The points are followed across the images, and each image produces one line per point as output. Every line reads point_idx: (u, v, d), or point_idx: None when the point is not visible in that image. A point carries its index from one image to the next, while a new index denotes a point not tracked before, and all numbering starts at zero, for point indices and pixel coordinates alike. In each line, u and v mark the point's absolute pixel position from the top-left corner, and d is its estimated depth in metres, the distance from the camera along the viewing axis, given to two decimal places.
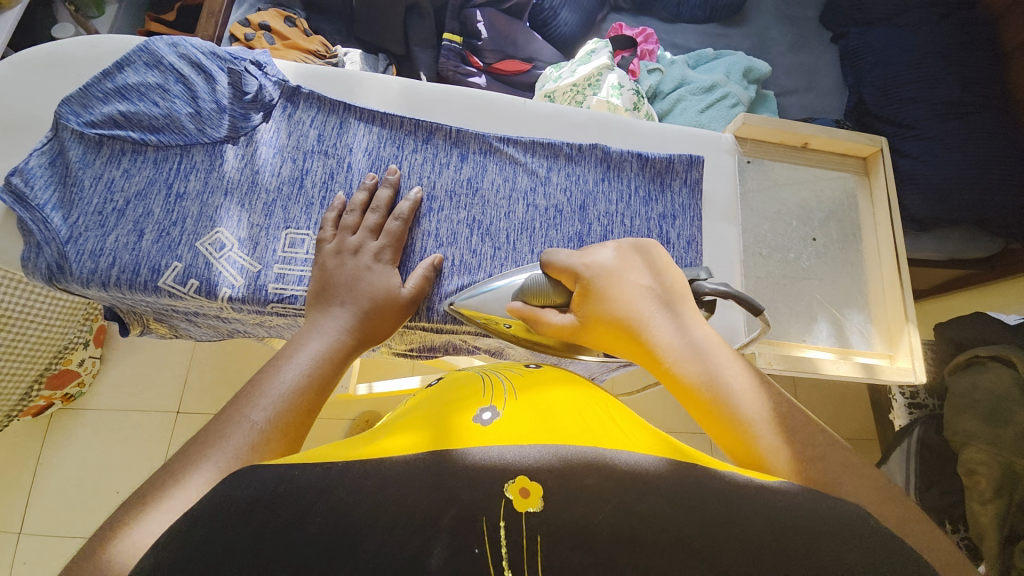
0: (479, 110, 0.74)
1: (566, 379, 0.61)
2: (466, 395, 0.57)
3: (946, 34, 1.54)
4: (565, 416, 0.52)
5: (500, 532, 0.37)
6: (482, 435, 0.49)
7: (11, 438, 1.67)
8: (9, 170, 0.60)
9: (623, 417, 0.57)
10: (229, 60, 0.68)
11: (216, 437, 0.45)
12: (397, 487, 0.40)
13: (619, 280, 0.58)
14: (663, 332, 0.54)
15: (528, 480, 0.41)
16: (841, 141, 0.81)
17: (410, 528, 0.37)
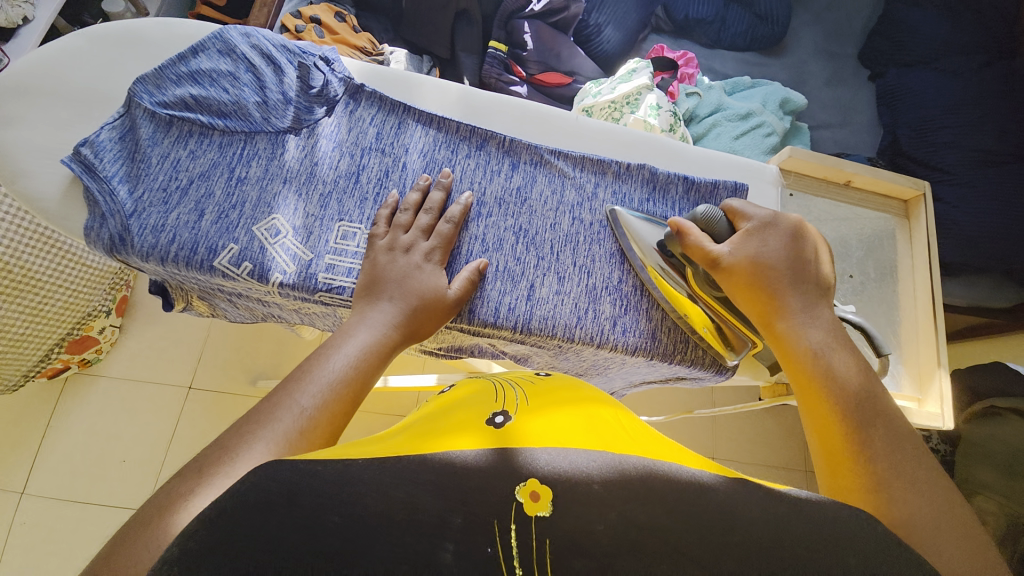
0: (532, 121, 0.75)
1: (574, 392, 0.64)
2: (479, 401, 0.61)
3: (987, 82, 1.55)
4: (579, 421, 0.56)
5: (510, 535, 0.38)
6: (499, 434, 0.51)
7: (26, 398, 1.69)
8: (81, 141, 0.61)
9: (630, 425, 0.60)
10: (298, 54, 0.70)
11: (268, 420, 0.47)
12: (416, 483, 0.40)
13: (779, 244, 0.65)
14: (799, 305, 0.63)
15: (539, 483, 0.41)
16: (885, 182, 0.82)
17: (421, 531, 0.37)
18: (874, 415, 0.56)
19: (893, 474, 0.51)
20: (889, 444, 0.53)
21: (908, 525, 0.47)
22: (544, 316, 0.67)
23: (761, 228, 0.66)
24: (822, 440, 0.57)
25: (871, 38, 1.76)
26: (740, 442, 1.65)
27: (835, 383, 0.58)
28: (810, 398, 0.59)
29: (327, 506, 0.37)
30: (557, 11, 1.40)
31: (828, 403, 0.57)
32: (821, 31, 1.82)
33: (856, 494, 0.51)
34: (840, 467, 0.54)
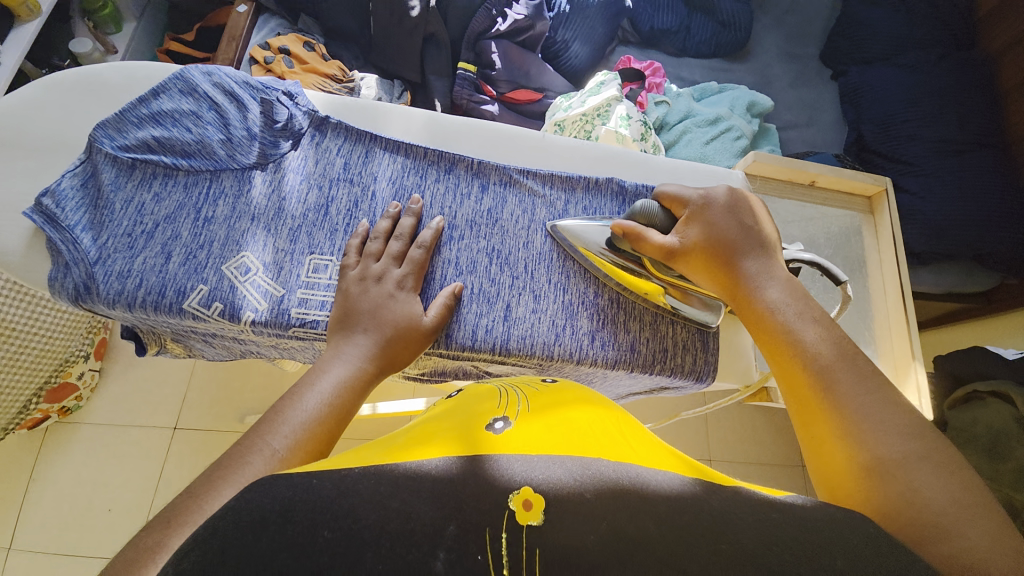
0: (499, 142, 0.76)
1: (576, 395, 0.61)
2: (481, 405, 0.58)
3: (943, 75, 1.60)
4: (576, 431, 0.53)
5: (500, 543, 0.38)
6: (493, 443, 0.49)
7: (6, 451, 1.64)
8: (42, 192, 0.61)
9: (628, 431, 0.57)
10: (260, 90, 0.70)
11: (237, 465, 0.46)
12: (406, 491, 0.40)
13: (721, 217, 0.67)
14: (755, 266, 0.64)
15: (532, 491, 0.41)
16: (847, 180, 0.84)
17: (413, 539, 0.37)
18: (838, 360, 0.56)
19: (866, 415, 0.52)
20: (855, 384, 0.54)
21: (886, 467, 0.48)
22: (523, 336, 0.67)
23: (699, 210, 0.67)
24: (797, 398, 0.57)
25: (830, 38, 1.82)
26: (735, 444, 1.65)
27: (800, 335, 0.59)
28: (778, 357, 0.60)
29: (319, 521, 0.37)
30: (523, 29, 1.42)
31: (794, 360, 0.58)
32: (782, 35, 1.88)
33: (835, 445, 0.52)
34: (818, 421, 0.54)
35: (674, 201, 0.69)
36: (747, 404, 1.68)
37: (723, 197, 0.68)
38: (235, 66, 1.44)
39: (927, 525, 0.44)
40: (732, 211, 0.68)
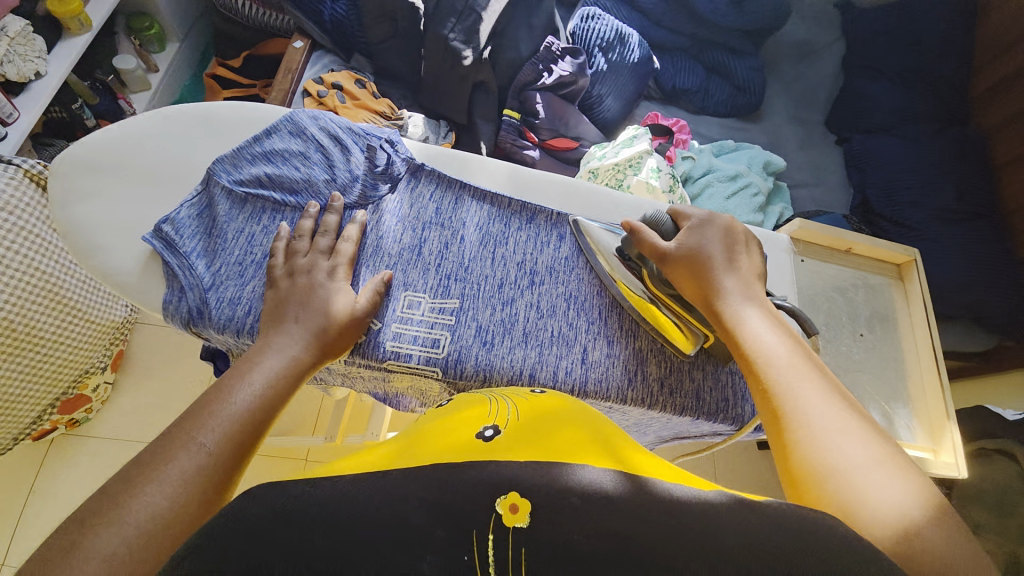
0: (575, 196, 0.83)
1: (565, 409, 0.62)
2: (469, 413, 0.60)
3: (941, 148, 1.75)
4: (563, 439, 0.55)
5: (487, 546, 0.42)
6: (479, 451, 0.51)
7: (8, 463, 1.60)
8: (163, 220, 0.66)
9: (601, 431, 0.59)
10: (363, 136, 0.76)
11: (166, 461, 0.52)
12: (389, 501, 0.43)
13: (716, 241, 0.71)
14: (733, 289, 0.68)
15: (518, 496, 0.44)
16: (881, 249, 0.92)
17: (401, 544, 0.40)
18: (802, 377, 0.60)
19: (827, 429, 0.55)
20: (819, 401, 0.57)
21: (847, 475, 0.51)
22: (598, 378, 0.72)
23: (700, 224, 0.72)
24: (769, 410, 0.59)
25: (835, 107, 1.96)
26: (745, 487, 1.68)
27: (772, 353, 0.62)
28: (751, 373, 0.62)
29: (314, 528, 0.41)
30: (565, 84, 1.51)
31: (766, 375, 0.61)
32: (790, 100, 2.00)
33: (800, 453, 0.55)
34: (784, 432, 0.57)
35: (681, 216, 0.74)
36: (756, 448, 1.73)
37: (717, 224, 0.73)
38: (289, 96, 1.51)
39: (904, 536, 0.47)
40: (720, 238, 0.72)
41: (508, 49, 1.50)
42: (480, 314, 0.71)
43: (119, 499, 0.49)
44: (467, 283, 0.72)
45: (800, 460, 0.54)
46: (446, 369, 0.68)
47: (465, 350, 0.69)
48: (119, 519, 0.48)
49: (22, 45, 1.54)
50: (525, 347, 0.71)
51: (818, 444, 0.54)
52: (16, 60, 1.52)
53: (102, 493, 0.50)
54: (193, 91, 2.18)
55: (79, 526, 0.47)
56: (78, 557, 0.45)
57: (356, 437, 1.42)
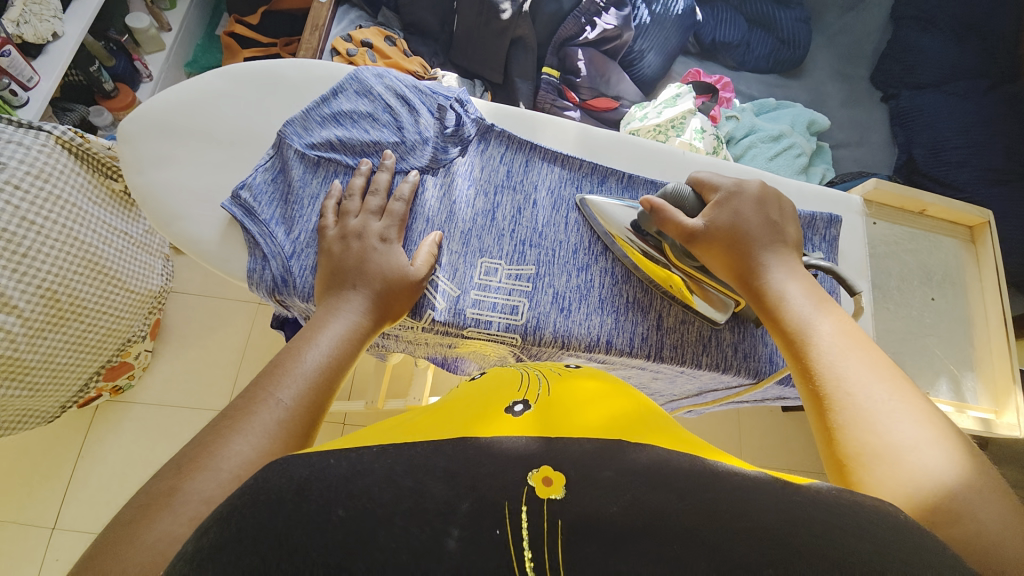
0: (645, 157, 0.80)
1: (598, 384, 0.61)
2: (500, 391, 0.59)
3: (995, 104, 1.66)
4: (593, 412, 0.53)
5: (520, 517, 0.36)
6: (512, 425, 0.50)
7: (58, 427, 1.65)
8: (241, 187, 0.69)
9: (640, 412, 0.56)
10: (429, 95, 0.76)
11: (245, 415, 0.49)
12: (423, 470, 0.39)
13: (749, 208, 0.66)
14: (771, 260, 0.64)
15: (552, 469, 0.40)
16: (956, 210, 0.90)
17: (428, 516, 0.35)
18: (850, 349, 0.55)
19: (875, 400, 0.51)
20: (866, 374, 0.53)
21: (892, 452, 0.47)
22: (673, 344, 0.72)
23: (729, 197, 0.67)
24: (808, 383, 0.56)
25: (883, 60, 1.83)
26: (770, 449, 1.70)
27: (813, 326, 0.58)
28: (790, 345, 0.59)
29: (333, 500, 0.36)
30: (609, 39, 1.44)
31: (805, 347, 0.57)
32: (834, 54, 1.88)
33: (845, 431, 0.50)
34: (825, 405, 0.53)
35: (706, 186, 0.69)
36: (782, 412, 1.74)
37: (752, 190, 0.68)
38: (318, 56, 1.44)
39: (952, 506, 0.44)
40: (757, 207, 0.67)
41: (549, 1, 1.43)
42: (556, 279, 0.71)
43: (208, 448, 0.46)
44: (542, 249, 0.72)
45: (841, 432, 0.51)
46: (525, 335, 0.68)
47: (543, 317, 0.69)
48: (210, 466, 0.45)
49: (37, 4, 1.49)
50: (600, 311, 0.71)
51: (863, 423, 0.50)
52: (32, 20, 1.47)
53: (196, 442, 0.47)
54: (206, 48, 2.08)
55: (177, 471, 0.44)
56: (178, 502, 0.42)
57: (396, 403, 1.44)
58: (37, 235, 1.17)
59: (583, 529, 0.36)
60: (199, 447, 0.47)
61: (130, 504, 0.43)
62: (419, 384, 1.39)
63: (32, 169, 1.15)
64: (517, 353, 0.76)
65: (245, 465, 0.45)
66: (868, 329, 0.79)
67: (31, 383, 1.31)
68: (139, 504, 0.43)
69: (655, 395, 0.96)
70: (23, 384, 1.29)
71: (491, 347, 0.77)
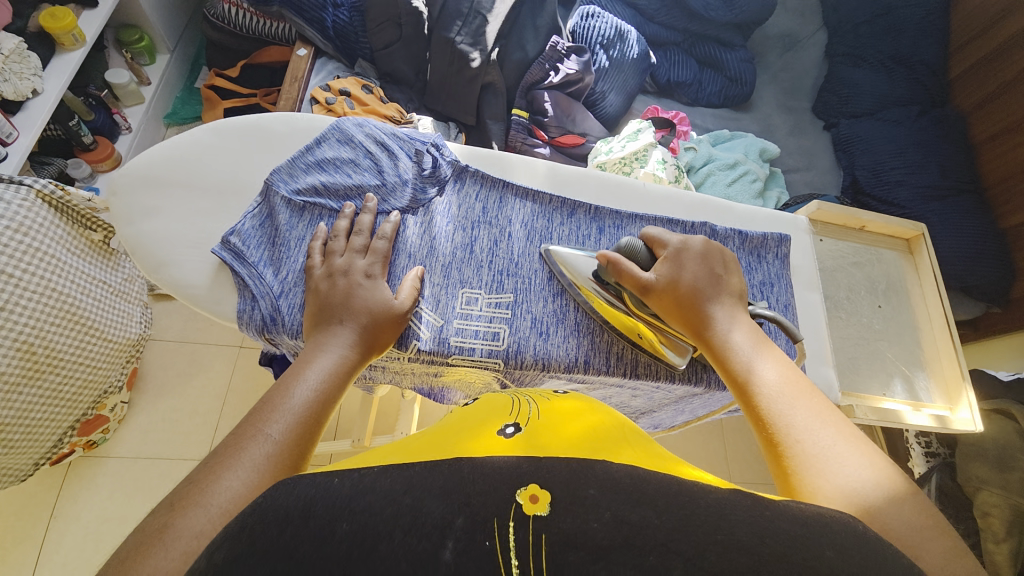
0: (611, 189, 0.87)
1: (584, 409, 0.64)
2: (491, 416, 0.62)
3: (923, 129, 1.84)
4: (577, 431, 0.57)
5: (508, 529, 0.39)
6: (499, 444, 0.54)
7: (24, 489, 1.57)
8: (230, 233, 0.72)
9: (621, 433, 0.60)
10: (406, 141, 0.82)
11: (237, 449, 0.51)
12: (422, 488, 0.41)
13: (695, 263, 0.71)
14: (721, 311, 0.69)
15: (539, 488, 0.42)
16: (892, 225, 1.00)
17: (422, 532, 0.38)
18: (796, 396, 0.59)
19: (823, 444, 0.54)
20: (813, 421, 0.56)
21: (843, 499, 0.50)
22: (646, 361, 0.77)
23: (677, 253, 0.72)
24: (763, 433, 0.59)
25: (822, 93, 2.01)
26: (756, 463, 1.73)
27: (762, 377, 0.62)
28: (742, 395, 0.63)
29: (338, 515, 0.39)
30: (573, 82, 1.56)
31: (754, 395, 0.61)
32: (778, 89, 2.06)
33: (799, 478, 0.53)
34: (778, 448, 0.56)
35: (657, 242, 0.74)
36: None
37: (697, 246, 0.73)
38: (297, 105, 1.51)
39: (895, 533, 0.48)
40: (702, 260, 0.72)
41: (515, 50, 1.55)
42: (533, 306, 0.76)
43: (200, 483, 0.47)
44: (520, 277, 0.77)
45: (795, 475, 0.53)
46: (507, 360, 0.72)
47: (523, 341, 0.73)
48: (202, 502, 0.46)
49: (17, 63, 1.52)
50: (576, 333, 0.76)
51: (816, 471, 0.52)
52: (12, 78, 1.50)
53: (187, 479, 0.48)
54: (185, 100, 2.14)
55: (170, 507, 0.45)
56: (170, 535, 0.43)
57: (383, 439, 1.44)
58: (16, 288, 1.17)
59: (571, 537, 0.39)
60: (191, 483, 0.48)
61: (124, 544, 0.44)
62: (406, 417, 1.39)
63: (12, 224, 1.15)
64: (501, 379, 0.80)
65: (235, 500, 0.46)
66: (825, 340, 0.85)
67: (4, 441, 1.27)
68: (131, 542, 0.44)
69: (637, 412, 1.01)
70: None
71: (476, 375, 0.80)
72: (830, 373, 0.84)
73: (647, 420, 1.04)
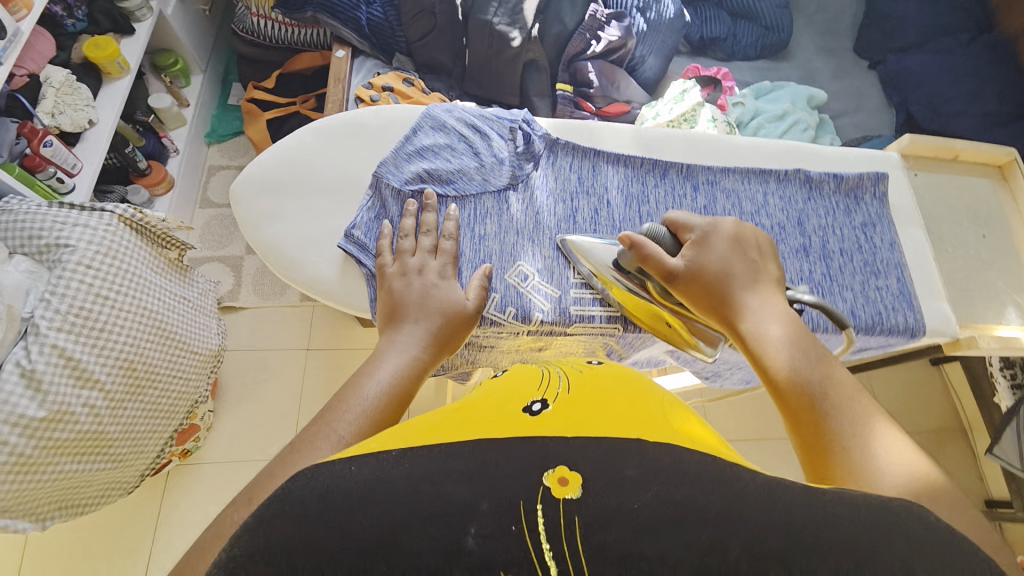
0: (702, 145, 0.87)
1: (613, 380, 0.60)
2: (519, 390, 0.56)
3: (980, 54, 1.75)
4: (623, 410, 0.51)
5: (537, 519, 0.36)
6: (536, 422, 0.47)
7: (131, 499, 1.67)
8: (353, 226, 0.78)
9: (655, 405, 0.55)
10: (497, 121, 0.87)
11: (310, 448, 0.46)
12: (440, 473, 0.38)
13: (724, 247, 0.69)
14: (754, 302, 0.65)
15: (568, 469, 0.39)
16: (989, 151, 0.97)
17: (448, 518, 0.35)
18: (842, 398, 0.53)
19: (859, 446, 0.49)
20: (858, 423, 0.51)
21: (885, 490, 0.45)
22: None
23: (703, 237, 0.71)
24: (803, 436, 0.53)
25: (863, 31, 1.92)
26: None
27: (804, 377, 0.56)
28: (781, 395, 0.56)
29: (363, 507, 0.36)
30: (614, 49, 1.54)
31: (797, 396, 0.55)
32: (816, 32, 1.97)
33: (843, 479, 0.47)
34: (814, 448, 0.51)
35: (681, 227, 0.73)
36: None
37: (725, 230, 0.71)
38: (342, 106, 1.53)
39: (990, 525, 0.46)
40: (733, 245, 0.70)
41: (553, 24, 1.53)
42: None
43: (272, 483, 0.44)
44: None
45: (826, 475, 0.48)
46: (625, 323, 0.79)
47: None
48: None
49: (70, 95, 1.57)
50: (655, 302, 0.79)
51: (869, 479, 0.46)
52: (67, 110, 1.56)
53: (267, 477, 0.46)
54: (222, 118, 2.19)
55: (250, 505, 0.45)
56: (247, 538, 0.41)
57: None
58: (111, 309, 1.23)
59: (608, 522, 0.35)
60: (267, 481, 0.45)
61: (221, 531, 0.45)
62: None
63: (100, 249, 1.23)
64: (610, 345, 0.86)
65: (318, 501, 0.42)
66: (938, 276, 0.83)
67: (114, 455, 1.33)
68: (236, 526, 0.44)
69: (732, 370, 1.01)
70: (106, 456, 1.31)
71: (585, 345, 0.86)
72: (945, 306, 0.82)
73: (740, 377, 1.05)
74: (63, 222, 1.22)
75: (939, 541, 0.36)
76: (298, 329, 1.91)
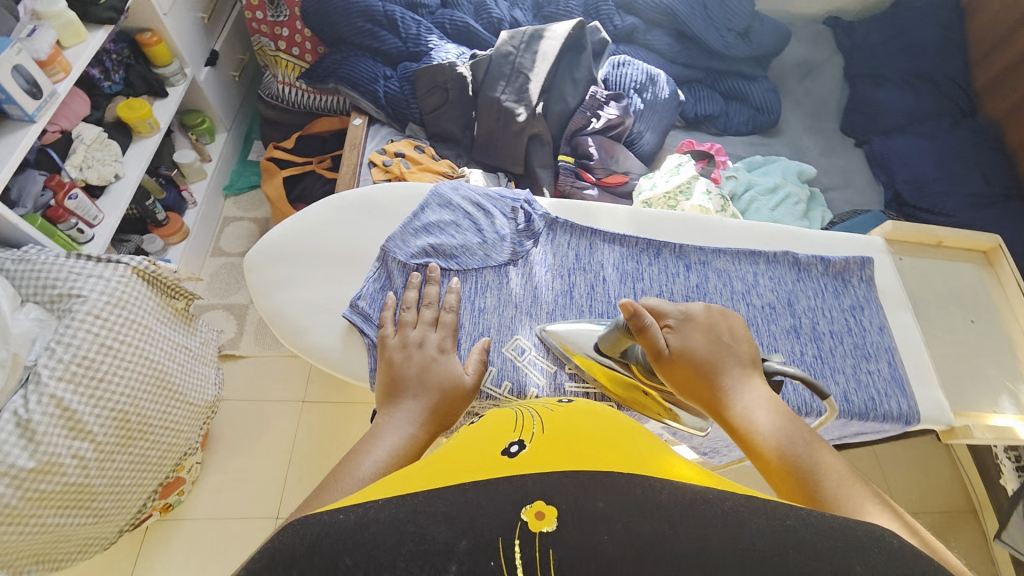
0: (695, 228, 0.93)
1: (600, 420, 0.57)
2: (494, 431, 0.54)
3: (957, 140, 1.86)
4: (595, 447, 0.49)
5: (514, 551, 0.37)
6: (508, 469, 0.45)
7: (104, 557, 1.59)
8: (358, 298, 0.82)
9: (636, 440, 0.53)
10: (500, 200, 0.94)
11: None
12: (426, 512, 0.39)
13: (698, 328, 0.71)
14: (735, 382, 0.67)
15: (544, 502, 0.39)
16: (970, 239, 1.01)
17: (428, 558, 0.36)
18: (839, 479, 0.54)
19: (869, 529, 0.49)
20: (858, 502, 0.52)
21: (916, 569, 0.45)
22: None
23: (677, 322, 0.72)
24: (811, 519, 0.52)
25: (847, 113, 2.05)
26: None
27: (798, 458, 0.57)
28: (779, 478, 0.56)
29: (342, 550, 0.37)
30: (614, 125, 1.64)
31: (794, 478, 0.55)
32: (804, 113, 2.09)
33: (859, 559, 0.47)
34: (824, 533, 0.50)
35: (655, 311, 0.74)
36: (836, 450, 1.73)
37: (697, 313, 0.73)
38: (356, 169, 1.62)
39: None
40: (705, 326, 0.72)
41: (557, 102, 1.65)
42: None
43: None
44: None
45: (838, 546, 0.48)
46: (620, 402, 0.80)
47: None
48: None
49: (99, 150, 1.68)
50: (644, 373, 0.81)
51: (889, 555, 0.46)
52: (95, 165, 1.66)
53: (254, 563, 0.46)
54: (242, 172, 2.30)
55: None
56: None
57: None
58: (113, 359, 1.24)
59: (582, 553, 0.36)
60: None
61: None
62: None
63: (111, 299, 1.26)
64: None
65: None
66: (929, 365, 0.86)
67: (97, 510, 1.30)
68: None
69: (730, 446, 1.00)
70: (87, 510, 1.27)
71: None
72: (937, 394, 0.84)
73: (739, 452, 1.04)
74: (79, 273, 1.26)
75: (903, 573, 0.37)
76: (295, 381, 1.90)
